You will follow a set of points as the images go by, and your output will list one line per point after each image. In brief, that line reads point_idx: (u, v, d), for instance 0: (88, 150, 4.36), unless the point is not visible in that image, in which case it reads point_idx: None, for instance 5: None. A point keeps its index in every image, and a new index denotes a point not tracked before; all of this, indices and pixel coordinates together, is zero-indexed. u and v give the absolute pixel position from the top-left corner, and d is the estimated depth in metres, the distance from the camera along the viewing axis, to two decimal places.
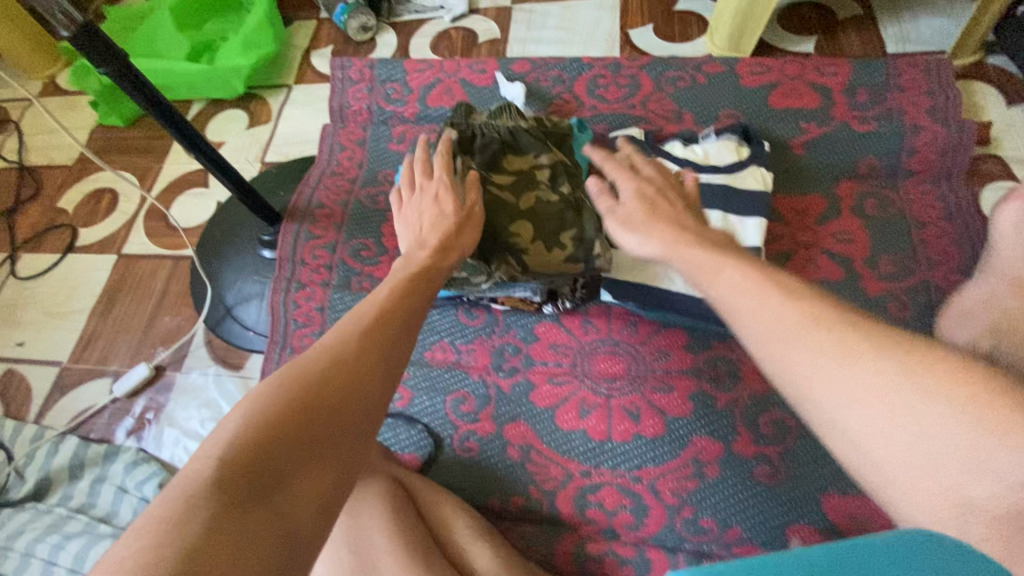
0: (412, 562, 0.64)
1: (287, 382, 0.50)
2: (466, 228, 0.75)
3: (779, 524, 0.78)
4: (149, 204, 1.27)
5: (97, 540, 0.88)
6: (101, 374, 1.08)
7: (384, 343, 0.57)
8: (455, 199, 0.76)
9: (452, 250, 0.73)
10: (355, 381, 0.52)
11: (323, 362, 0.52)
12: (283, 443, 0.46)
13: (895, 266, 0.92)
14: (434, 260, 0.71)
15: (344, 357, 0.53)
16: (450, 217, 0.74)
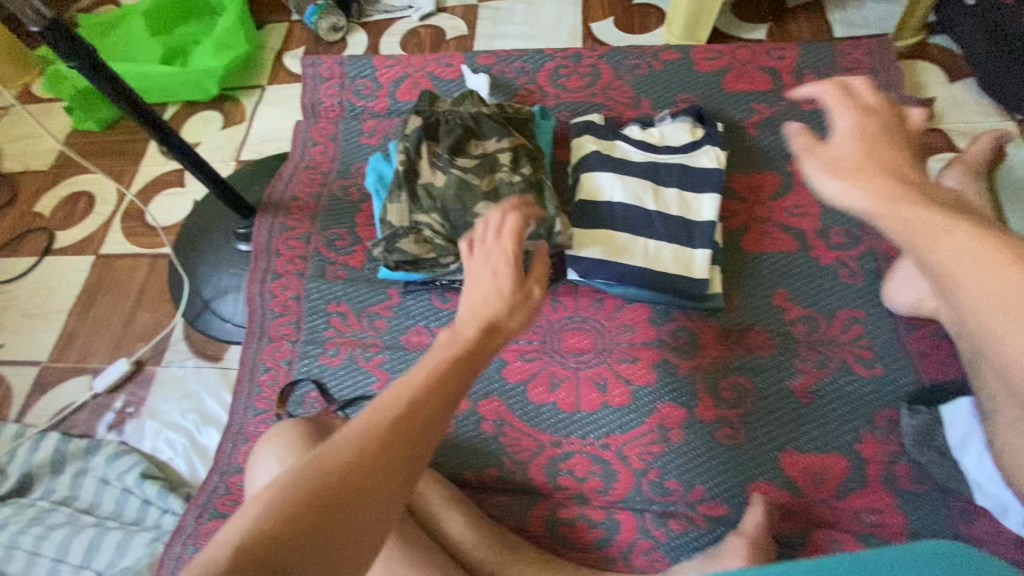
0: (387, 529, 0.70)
1: (314, 472, 0.44)
2: (517, 308, 0.62)
3: (741, 482, 0.82)
4: (126, 205, 1.28)
5: (79, 530, 0.88)
6: (81, 372, 1.10)
7: (427, 417, 0.50)
8: (516, 275, 0.63)
9: (498, 335, 0.60)
10: (387, 465, 0.46)
11: (352, 447, 0.46)
12: (302, 531, 0.41)
13: (844, 236, 0.97)
14: (482, 341, 0.59)
15: (377, 434, 0.47)
16: (505, 302, 0.61)
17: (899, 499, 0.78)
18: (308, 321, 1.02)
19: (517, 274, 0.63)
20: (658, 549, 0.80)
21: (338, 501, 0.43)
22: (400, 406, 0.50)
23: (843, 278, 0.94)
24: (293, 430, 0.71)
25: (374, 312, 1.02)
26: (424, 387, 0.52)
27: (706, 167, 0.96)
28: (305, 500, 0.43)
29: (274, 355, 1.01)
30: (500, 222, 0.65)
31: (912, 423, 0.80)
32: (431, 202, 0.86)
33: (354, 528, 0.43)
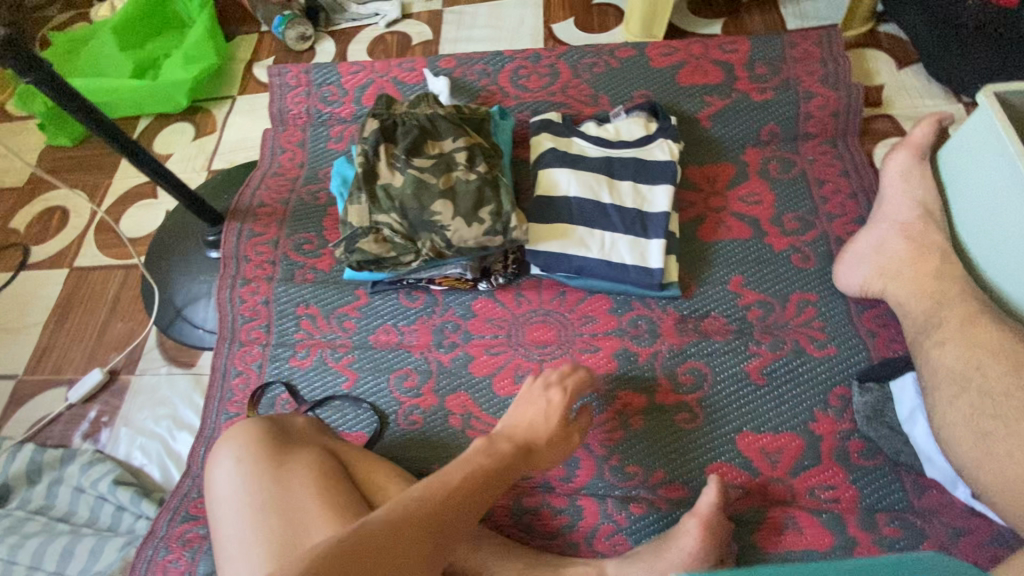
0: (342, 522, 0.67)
1: (364, 525, 0.59)
2: (557, 439, 0.79)
3: (700, 464, 0.84)
4: (100, 218, 1.30)
5: (54, 538, 0.89)
6: (56, 384, 1.11)
7: (448, 516, 0.64)
8: (565, 412, 0.81)
9: (532, 456, 0.77)
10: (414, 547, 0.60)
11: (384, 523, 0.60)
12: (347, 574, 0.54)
13: (797, 222, 0.99)
14: (514, 458, 0.74)
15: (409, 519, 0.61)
16: (548, 435, 0.79)
17: (852, 474, 0.80)
18: (278, 325, 1.04)
19: (563, 420, 0.80)
20: (620, 533, 0.81)
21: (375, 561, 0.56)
22: (435, 502, 0.64)
23: (796, 262, 0.96)
24: (252, 427, 0.75)
25: (342, 313, 1.04)
26: (456, 492, 0.66)
27: (659, 159, 0.98)
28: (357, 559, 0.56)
29: (245, 360, 1.02)
30: (552, 380, 0.84)
31: (863, 400, 0.82)
32: (390, 201, 0.87)
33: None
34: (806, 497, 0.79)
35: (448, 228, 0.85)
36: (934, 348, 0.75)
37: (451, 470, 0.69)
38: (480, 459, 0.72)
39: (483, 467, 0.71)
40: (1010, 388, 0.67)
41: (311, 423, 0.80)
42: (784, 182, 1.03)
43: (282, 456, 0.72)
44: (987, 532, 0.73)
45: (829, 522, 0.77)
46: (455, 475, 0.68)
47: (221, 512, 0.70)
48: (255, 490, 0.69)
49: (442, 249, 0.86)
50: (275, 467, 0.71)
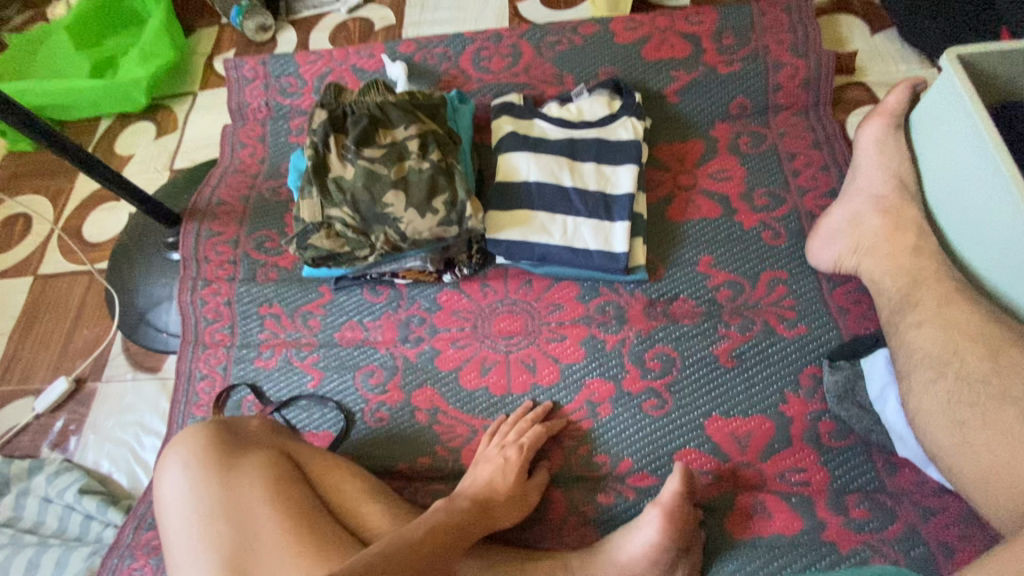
0: (295, 526, 0.66)
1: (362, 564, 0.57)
2: (514, 497, 0.76)
3: (668, 451, 0.82)
4: (63, 224, 1.28)
5: (21, 550, 0.87)
6: (24, 393, 1.09)
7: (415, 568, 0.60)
8: (521, 469, 0.79)
9: (489, 516, 0.74)
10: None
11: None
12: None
13: (768, 197, 0.97)
14: (474, 517, 0.72)
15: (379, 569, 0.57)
16: (508, 493, 0.76)
17: (824, 456, 0.78)
18: (241, 326, 1.02)
19: (521, 476, 0.78)
20: (588, 525, 0.80)
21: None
22: (399, 554, 0.61)
23: (767, 240, 0.93)
24: (201, 432, 0.73)
25: (306, 312, 1.02)
26: (421, 545, 0.63)
27: (622, 139, 0.95)
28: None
29: (210, 362, 1.01)
30: (508, 440, 0.83)
31: (833, 379, 0.80)
32: (341, 194, 0.84)
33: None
34: (777, 481, 0.77)
35: (401, 221, 0.82)
36: (908, 329, 0.72)
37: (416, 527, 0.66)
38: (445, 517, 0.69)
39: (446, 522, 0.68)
40: (989, 372, 0.64)
41: (267, 425, 0.79)
42: (754, 158, 1.00)
43: (231, 461, 0.71)
44: (960, 510, 0.71)
45: (799, 506, 0.75)
46: (421, 530, 0.65)
47: (169, 521, 0.69)
48: (203, 496, 0.68)
49: (397, 244, 0.83)
50: (225, 474, 0.70)
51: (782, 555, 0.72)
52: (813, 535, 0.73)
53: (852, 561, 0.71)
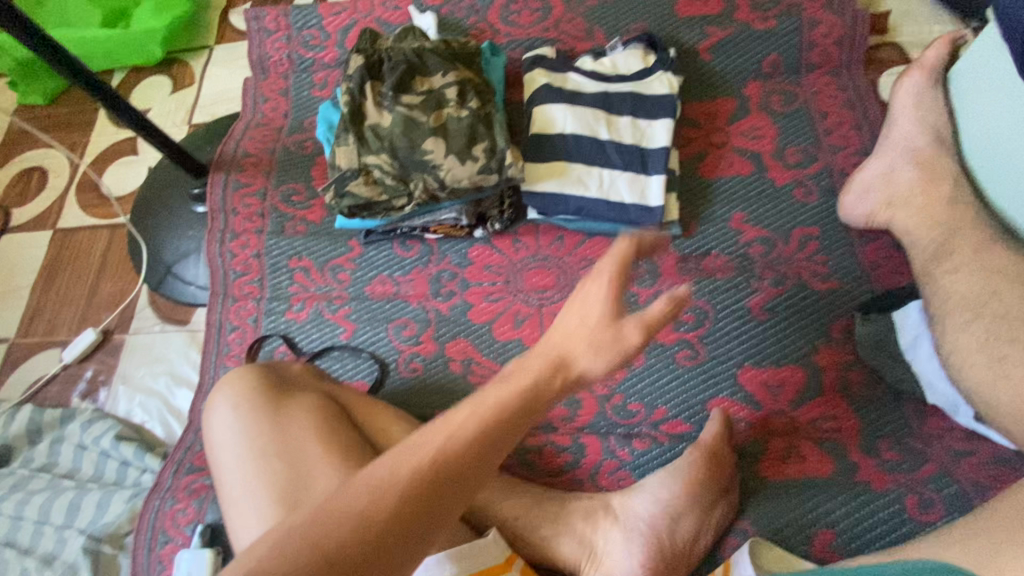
0: (346, 463, 0.67)
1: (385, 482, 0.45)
2: (605, 348, 0.54)
3: (700, 399, 0.84)
4: (80, 178, 1.26)
5: (60, 494, 0.88)
6: (50, 345, 1.09)
7: (454, 472, 0.46)
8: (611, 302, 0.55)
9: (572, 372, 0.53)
10: (410, 515, 0.44)
11: (362, 504, 0.43)
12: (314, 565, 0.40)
13: (800, 155, 0.97)
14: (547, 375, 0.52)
15: (401, 483, 0.44)
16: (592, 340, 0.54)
17: (855, 404, 0.80)
18: (270, 279, 1.02)
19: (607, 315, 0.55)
20: (624, 469, 0.82)
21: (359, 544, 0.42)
22: (438, 451, 0.47)
23: (799, 197, 0.94)
24: (248, 375, 0.74)
25: (336, 265, 1.01)
26: (467, 434, 0.48)
27: (657, 93, 0.94)
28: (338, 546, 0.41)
29: (240, 315, 1.00)
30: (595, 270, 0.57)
31: (865, 329, 0.81)
32: (379, 142, 0.84)
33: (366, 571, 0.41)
34: (809, 427, 0.80)
35: (441, 168, 0.82)
36: (945, 276, 0.74)
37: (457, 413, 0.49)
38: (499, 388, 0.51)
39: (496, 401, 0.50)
40: None
41: (311, 371, 0.80)
42: (786, 116, 1.00)
43: (280, 402, 0.72)
44: (987, 453, 0.74)
45: (831, 450, 0.77)
46: (463, 415, 0.49)
47: (221, 458, 0.70)
48: (256, 435, 0.69)
49: (436, 192, 0.83)
50: (274, 414, 0.71)
51: (817, 495, 0.75)
52: (847, 476, 0.76)
53: (885, 500, 0.73)
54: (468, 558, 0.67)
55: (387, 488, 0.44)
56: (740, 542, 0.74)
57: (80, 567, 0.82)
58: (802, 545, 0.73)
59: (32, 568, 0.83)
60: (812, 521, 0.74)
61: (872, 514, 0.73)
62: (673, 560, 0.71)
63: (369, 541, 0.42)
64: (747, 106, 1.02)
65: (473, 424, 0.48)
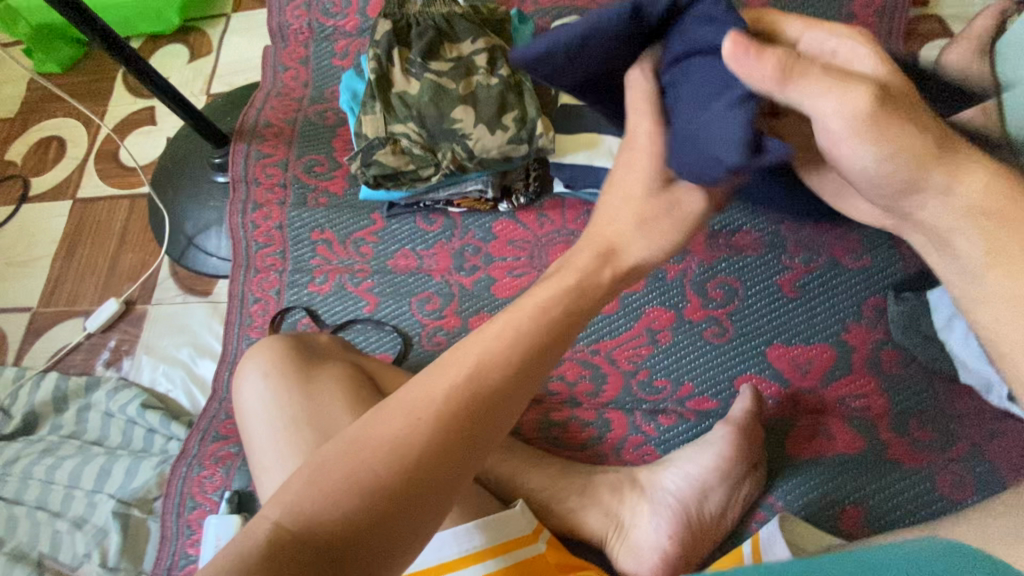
0: None
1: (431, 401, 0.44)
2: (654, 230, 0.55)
3: (728, 376, 0.83)
4: (98, 147, 1.25)
5: (90, 459, 0.89)
6: (73, 315, 1.10)
7: (486, 404, 0.44)
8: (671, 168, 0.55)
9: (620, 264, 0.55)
10: (450, 446, 0.42)
11: (401, 440, 0.42)
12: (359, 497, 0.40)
13: None
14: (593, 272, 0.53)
15: (438, 417, 0.43)
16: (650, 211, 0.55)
17: (885, 383, 0.79)
18: (293, 251, 1.01)
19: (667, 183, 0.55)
20: (649, 443, 0.82)
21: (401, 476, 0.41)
22: (483, 365, 0.45)
23: None
24: (277, 345, 0.74)
25: (359, 238, 1.00)
26: (508, 346, 0.47)
27: None
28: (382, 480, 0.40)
29: (262, 287, 1.00)
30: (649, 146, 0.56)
31: (898, 309, 0.80)
32: (406, 111, 0.82)
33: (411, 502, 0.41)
34: (839, 406, 0.79)
35: (470, 137, 0.80)
36: None
37: (481, 345, 0.47)
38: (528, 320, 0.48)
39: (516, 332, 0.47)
40: None
41: (337, 342, 0.80)
42: None
43: (309, 372, 0.71)
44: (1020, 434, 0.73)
45: (861, 428, 0.77)
46: (489, 346, 0.46)
47: (253, 424, 0.70)
48: (286, 403, 0.69)
49: (464, 163, 0.82)
50: (304, 383, 0.71)
51: (847, 472, 0.75)
52: (877, 454, 0.75)
53: (915, 478, 0.73)
54: (496, 527, 0.66)
55: (423, 421, 0.43)
56: (766, 517, 0.75)
57: (111, 530, 0.84)
58: (831, 521, 0.73)
59: (65, 530, 0.85)
60: (841, 497, 0.74)
61: (902, 491, 0.73)
62: (699, 533, 0.72)
63: (411, 473, 0.41)
64: None
65: (504, 357, 0.46)
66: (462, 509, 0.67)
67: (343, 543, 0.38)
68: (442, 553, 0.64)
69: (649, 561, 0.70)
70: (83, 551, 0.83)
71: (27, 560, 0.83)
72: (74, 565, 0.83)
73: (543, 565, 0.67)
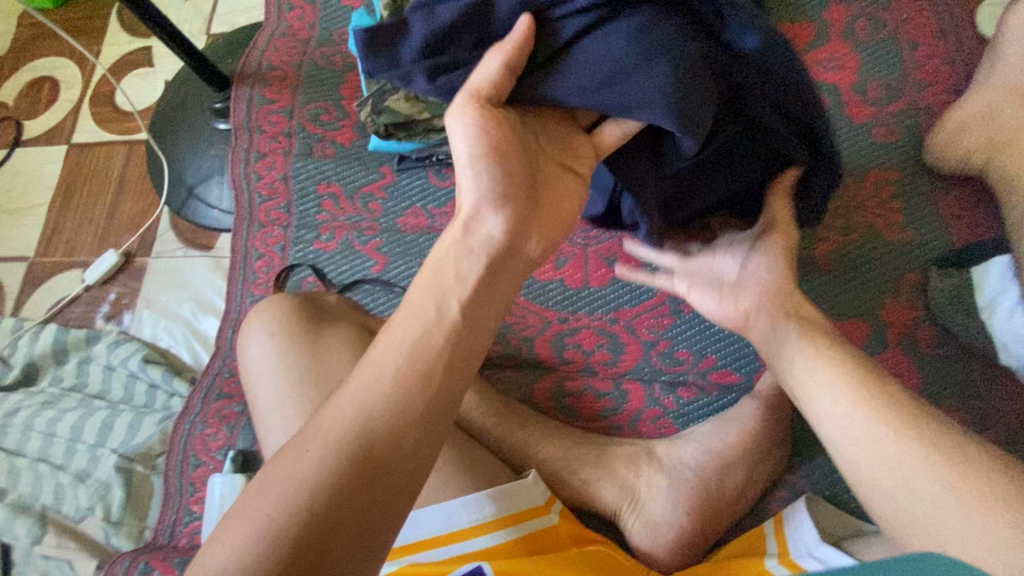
0: None
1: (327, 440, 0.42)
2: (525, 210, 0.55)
3: (753, 350, 0.79)
4: (93, 90, 1.18)
5: (92, 413, 0.87)
6: (71, 266, 1.06)
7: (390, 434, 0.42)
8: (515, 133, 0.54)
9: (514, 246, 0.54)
10: (337, 526, 0.39)
11: (269, 523, 0.39)
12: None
13: (883, 90, 0.88)
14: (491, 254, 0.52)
15: (311, 492, 0.39)
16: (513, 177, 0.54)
17: (920, 363, 0.75)
18: (298, 206, 0.95)
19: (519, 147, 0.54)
20: (668, 416, 0.78)
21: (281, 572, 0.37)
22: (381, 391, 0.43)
23: (877, 136, 0.86)
24: (283, 302, 0.70)
25: (367, 193, 0.94)
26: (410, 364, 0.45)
27: None
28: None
29: (266, 242, 0.95)
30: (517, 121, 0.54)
31: (940, 287, 0.75)
32: None
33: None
34: None
35: None
36: None
37: (351, 401, 0.43)
38: (405, 364, 0.45)
39: (394, 381, 0.44)
40: None
41: (347, 302, 0.76)
42: (870, 45, 0.90)
43: (317, 331, 0.68)
44: None
45: None
46: (368, 400, 0.43)
47: (257, 384, 0.67)
48: (292, 363, 0.66)
49: None
50: (311, 343, 0.67)
51: None
52: None
53: None
54: (509, 498, 0.64)
55: (309, 502, 0.39)
56: (788, 496, 0.72)
57: (114, 485, 0.82)
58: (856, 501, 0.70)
59: (68, 483, 0.83)
60: None
61: None
62: (719, 509, 0.69)
63: (292, 562, 0.38)
64: (825, 34, 0.92)
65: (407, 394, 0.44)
66: (475, 478, 0.65)
67: None
68: (453, 522, 0.62)
69: (666, 535, 0.68)
70: (86, 504, 0.82)
71: (29, 512, 0.82)
72: (78, 518, 0.82)
73: (556, 536, 0.65)
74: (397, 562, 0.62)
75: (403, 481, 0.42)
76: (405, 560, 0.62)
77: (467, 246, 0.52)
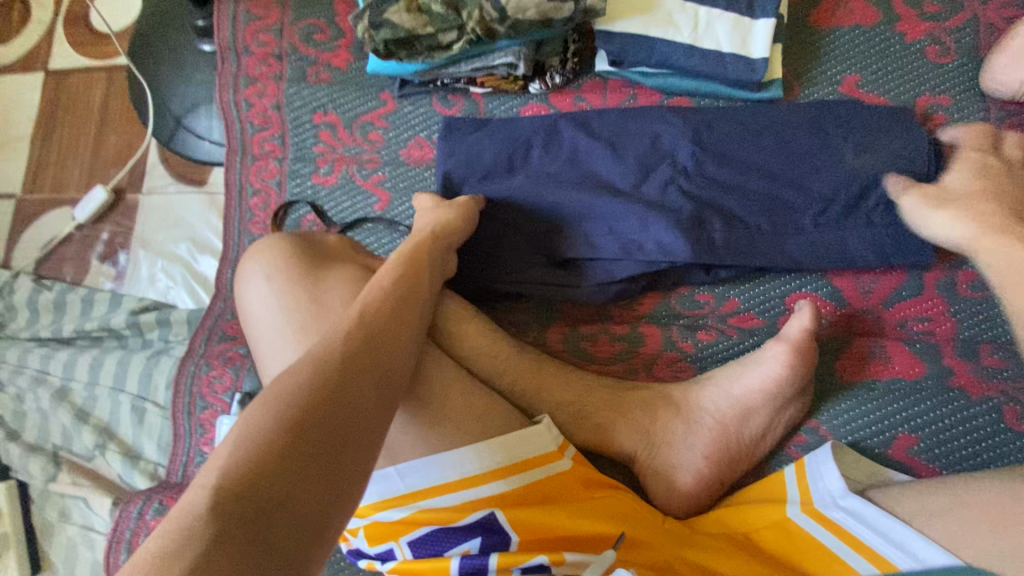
0: None
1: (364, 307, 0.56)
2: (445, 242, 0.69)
3: (781, 293, 0.75)
4: (65, 9, 1.08)
5: (94, 355, 0.86)
6: (60, 203, 1.01)
7: (403, 301, 0.59)
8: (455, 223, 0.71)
9: (439, 247, 0.68)
10: (308, 421, 0.44)
11: (246, 453, 0.41)
12: (220, 527, 0.37)
13: (942, 2, 0.78)
14: (420, 259, 0.65)
15: (355, 330, 0.53)
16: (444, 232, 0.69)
17: (957, 305, 0.70)
18: (293, 136, 0.88)
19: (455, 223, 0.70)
20: (684, 360, 0.75)
21: (254, 510, 0.39)
22: (391, 285, 0.60)
23: (930, 56, 0.77)
24: (281, 242, 0.66)
25: (367, 122, 0.86)
26: (401, 275, 0.62)
27: None
28: (317, 375, 0.47)
29: (262, 177, 0.89)
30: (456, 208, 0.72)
31: None
32: None
33: (283, 530, 0.39)
34: (899, 329, 0.71)
35: None
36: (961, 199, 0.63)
37: (301, 366, 0.48)
38: (375, 315, 0.56)
39: (343, 350, 0.50)
40: None
41: (347, 242, 0.71)
42: None
43: (317, 274, 0.64)
44: None
45: (923, 352, 0.69)
46: (387, 287, 0.60)
47: (258, 331, 0.64)
48: (293, 307, 0.62)
49: (495, 27, 0.72)
50: (311, 288, 0.63)
51: (904, 397, 0.68)
52: (937, 381, 0.68)
53: (979, 407, 0.66)
54: (521, 443, 0.62)
55: (358, 332, 0.53)
56: (810, 443, 0.69)
57: (124, 426, 0.83)
58: (879, 446, 0.67)
59: (75, 424, 0.83)
60: (891, 423, 0.67)
61: (964, 419, 0.66)
62: (737, 455, 0.67)
63: (348, 362, 0.49)
64: None
65: (405, 282, 0.61)
66: (484, 423, 0.62)
67: (340, 389, 0.47)
68: (464, 468, 0.60)
69: (682, 479, 0.67)
70: (96, 444, 0.82)
71: (42, 452, 0.83)
72: (89, 457, 0.82)
73: (568, 481, 0.63)
74: (408, 507, 0.61)
75: (366, 424, 0.47)
76: (415, 505, 0.61)
77: (408, 253, 0.65)
